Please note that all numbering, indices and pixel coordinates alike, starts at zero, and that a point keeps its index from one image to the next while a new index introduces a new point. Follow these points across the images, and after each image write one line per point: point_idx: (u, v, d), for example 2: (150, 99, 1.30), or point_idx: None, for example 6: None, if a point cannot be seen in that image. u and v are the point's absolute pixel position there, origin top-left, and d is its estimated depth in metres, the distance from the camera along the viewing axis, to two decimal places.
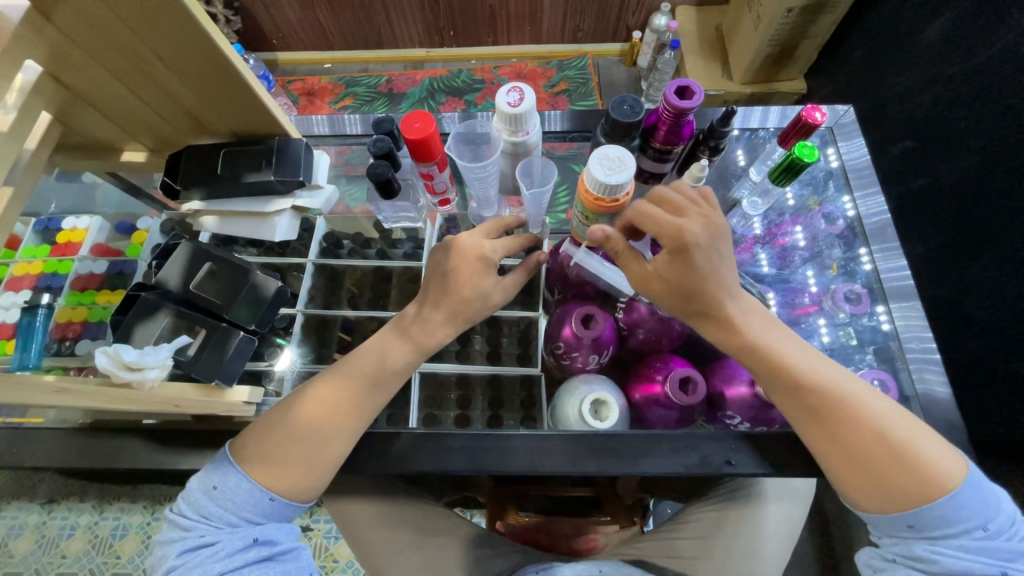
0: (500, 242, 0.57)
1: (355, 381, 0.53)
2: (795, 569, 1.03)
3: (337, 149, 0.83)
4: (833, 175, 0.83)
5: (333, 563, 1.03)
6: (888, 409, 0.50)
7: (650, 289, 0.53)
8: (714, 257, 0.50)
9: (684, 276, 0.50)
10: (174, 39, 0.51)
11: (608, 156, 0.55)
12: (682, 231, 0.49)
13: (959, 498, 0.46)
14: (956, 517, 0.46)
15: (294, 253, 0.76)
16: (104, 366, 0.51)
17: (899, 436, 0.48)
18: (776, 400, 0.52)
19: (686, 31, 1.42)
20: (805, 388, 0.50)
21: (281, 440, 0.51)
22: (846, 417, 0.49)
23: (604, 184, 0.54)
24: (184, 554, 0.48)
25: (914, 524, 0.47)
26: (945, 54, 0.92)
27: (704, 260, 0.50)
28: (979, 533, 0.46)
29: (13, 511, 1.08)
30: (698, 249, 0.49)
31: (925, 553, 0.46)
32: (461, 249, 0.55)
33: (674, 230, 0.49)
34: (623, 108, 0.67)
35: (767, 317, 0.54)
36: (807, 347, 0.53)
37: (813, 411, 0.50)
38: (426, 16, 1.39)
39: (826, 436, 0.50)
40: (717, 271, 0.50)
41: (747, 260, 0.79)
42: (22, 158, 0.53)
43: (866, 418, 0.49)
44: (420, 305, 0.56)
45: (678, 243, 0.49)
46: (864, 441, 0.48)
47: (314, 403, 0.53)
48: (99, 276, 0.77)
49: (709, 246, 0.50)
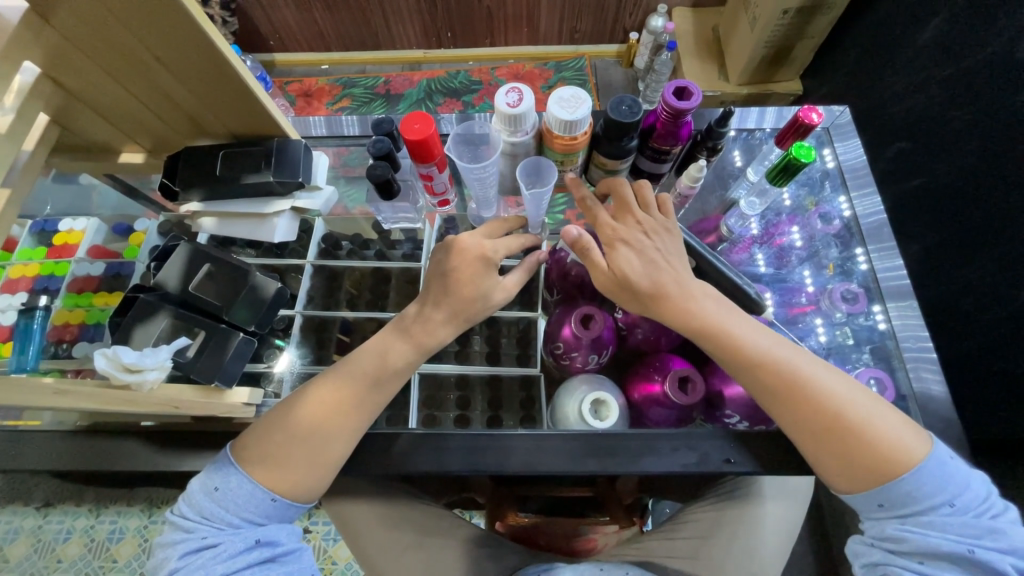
0: (501, 241, 0.57)
1: (333, 375, 0.54)
2: (794, 568, 1.04)
3: (335, 150, 0.83)
4: (829, 175, 0.84)
5: (332, 565, 1.03)
6: (846, 388, 0.51)
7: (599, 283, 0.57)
8: (645, 253, 0.56)
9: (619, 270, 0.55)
10: (173, 41, 0.51)
11: (564, 98, 0.61)
12: (613, 233, 0.57)
13: (922, 474, 0.47)
14: (921, 493, 0.47)
15: (292, 254, 0.76)
16: (104, 369, 0.52)
17: (857, 413, 0.49)
18: (739, 384, 0.53)
19: (683, 32, 1.43)
20: (765, 370, 0.51)
21: (272, 434, 0.52)
22: (807, 398, 0.50)
23: (568, 123, 0.60)
24: (185, 556, 0.48)
25: (884, 503, 0.48)
26: (941, 55, 0.93)
27: (632, 256, 0.56)
28: (946, 509, 0.46)
29: (8, 516, 1.07)
30: (624, 246, 0.56)
31: (896, 533, 0.47)
32: (461, 248, 0.56)
33: (608, 231, 0.58)
34: (622, 108, 0.63)
35: (723, 303, 0.55)
36: (762, 329, 0.55)
37: (773, 393, 0.51)
38: (424, 18, 1.40)
39: (788, 417, 0.51)
40: (648, 271, 0.55)
41: (744, 260, 0.80)
42: (20, 159, 0.53)
43: (825, 398, 0.50)
44: (421, 305, 0.56)
45: (608, 242, 0.57)
46: (824, 420, 0.49)
47: (299, 397, 0.53)
48: (96, 277, 0.77)
49: (639, 244, 0.56)
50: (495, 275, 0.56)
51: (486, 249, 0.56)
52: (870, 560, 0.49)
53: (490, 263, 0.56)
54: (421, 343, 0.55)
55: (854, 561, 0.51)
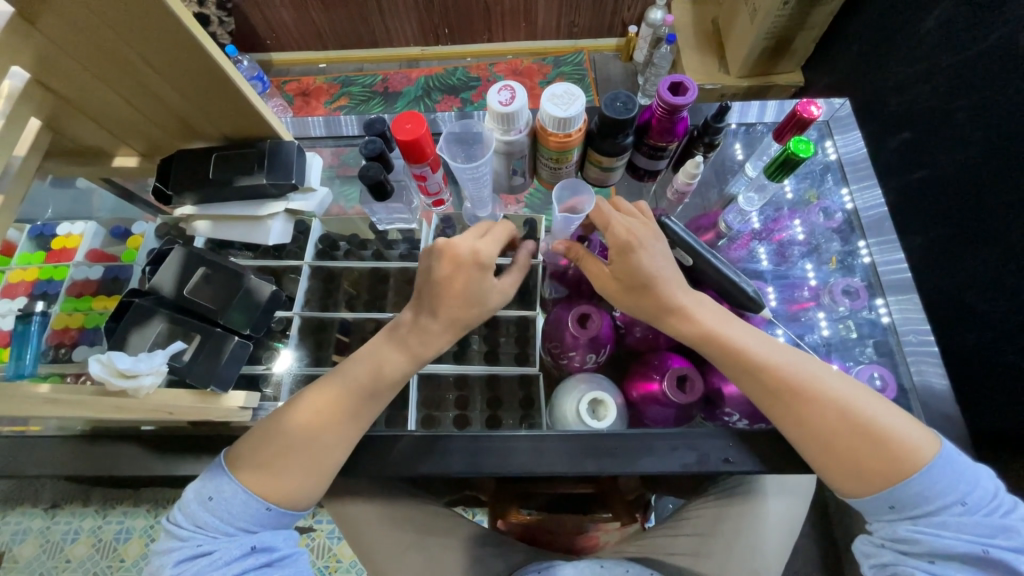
0: (494, 242, 0.55)
1: (328, 382, 0.54)
2: (797, 562, 1.04)
3: (332, 150, 0.83)
4: (830, 168, 0.83)
5: (336, 564, 1.04)
6: (849, 388, 0.50)
7: (605, 288, 0.56)
8: (657, 259, 0.53)
9: (629, 275, 0.53)
10: (160, 43, 0.51)
11: (556, 94, 0.60)
12: (629, 233, 0.53)
13: (931, 473, 0.47)
14: (933, 493, 0.46)
15: (289, 255, 0.75)
16: (99, 373, 0.51)
17: (862, 414, 0.49)
18: (742, 388, 0.53)
19: (681, 25, 1.42)
20: (766, 375, 0.51)
21: (270, 442, 0.52)
22: (809, 402, 0.50)
23: (562, 119, 0.60)
24: (180, 564, 0.48)
25: (895, 505, 0.47)
26: (944, 44, 0.91)
27: (645, 261, 0.53)
28: (958, 508, 0.46)
29: (16, 517, 1.07)
30: (640, 251, 0.53)
31: (908, 534, 0.46)
32: (455, 255, 0.53)
33: (621, 231, 0.53)
34: (617, 105, 0.62)
35: (721, 310, 0.55)
36: (762, 331, 0.55)
37: (776, 396, 0.51)
38: (421, 15, 1.39)
39: (792, 420, 0.50)
40: (655, 280, 0.53)
41: (744, 256, 0.79)
42: (12, 165, 0.53)
43: (827, 400, 0.50)
44: (417, 313, 0.55)
45: (623, 244, 0.53)
46: (829, 422, 0.49)
47: (293, 407, 0.53)
48: (94, 281, 0.76)
49: (652, 248, 0.53)
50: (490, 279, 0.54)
51: (482, 255, 0.53)
52: (880, 561, 0.48)
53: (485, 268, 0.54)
54: (416, 347, 0.55)
55: (864, 562, 0.50)
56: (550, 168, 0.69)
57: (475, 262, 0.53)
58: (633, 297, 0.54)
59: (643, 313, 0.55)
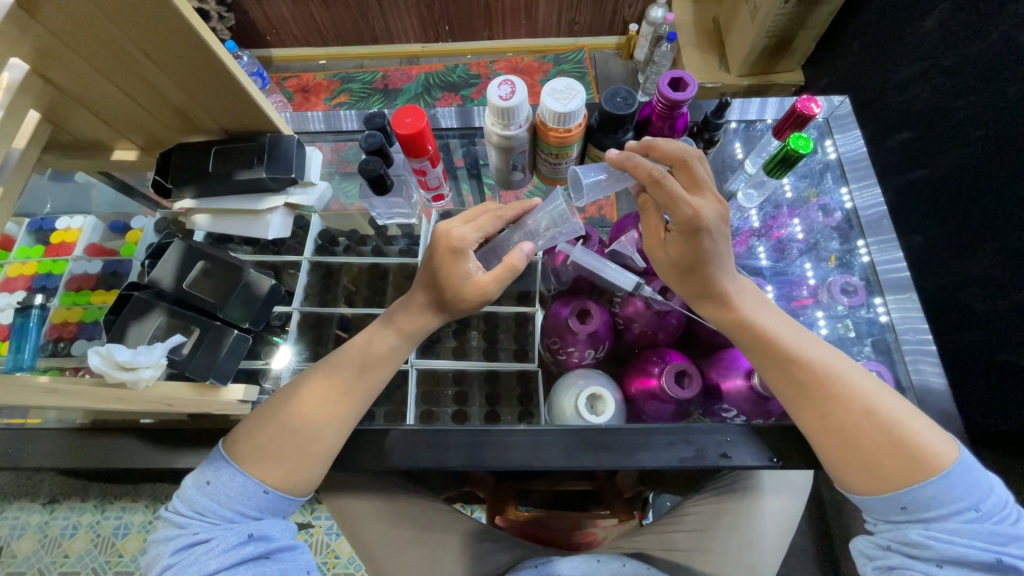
0: (472, 227, 0.55)
1: (350, 370, 0.54)
2: (792, 559, 1.04)
3: (332, 146, 0.82)
4: (830, 166, 0.83)
5: (335, 560, 1.04)
6: (877, 388, 0.51)
7: (656, 253, 0.56)
8: (720, 243, 0.52)
9: (686, 254, 0.52)
10: (160, 34, 0.51)
11: (557, 89, 0.60)
12: (698, 215, 0.50)
13: (950, 478, 0.46)
14: (947, 497, 0.46)
15: (289, 251, 0.76)
16: (98, 366, 0.51)
17: (887, 413, 0.49)
18: (767, 376, 0.53)
19: (682, 23, 1.42)
20: (795, 363, 0.52)
21: (293, 431, 0.52)
22: (835, 395, 0.50)
23: (561, 115, 0.60)
24: (177, 552, 0.48)
25: (907, 506, 0.47)
26: (947, 42, 0.91)
27: (712, 245, 0.51)
28: (971, 514, 0.46)
29: (14, 511, 1.08)
30: (708, 236, 0.50)
31: (920, 538, 0.46)
32: (439, 235, 0.55)
33: (691, 210, 0.50)
34: (617, 100, 0.64)
35: (760, 298, 0.56)
36: (797, 323, 0.55)
37: (804, 387, 0.51)
38: (422, 11, 1.38)
39: (816, 411, 0.50)
40: (711, 262, 0.52)
41: (743, 252, 0.79)
42: (11, 157, 0.53)
43: (854, 396, 0.50)
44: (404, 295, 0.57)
45: (693, 225, 0.50)
46: (853, 416, 0.49)
47: (309, 400, 0.53)
48: (93, 276, 0.77)
49: (718, 230, 0.51)
50: (469, 263, 0.54)
51: (453, 238, 0.54)
52: (886, 563, 0.48)
53: (458, 252, 0.54)
54: (409, 328, 0.56)
55: (865, 562, 0.50)
56: (549, 163, 0.70)
57: (449, 249, 0.54)
58: (685, 276, 0.54)
59: (688, 290, 0.55)
